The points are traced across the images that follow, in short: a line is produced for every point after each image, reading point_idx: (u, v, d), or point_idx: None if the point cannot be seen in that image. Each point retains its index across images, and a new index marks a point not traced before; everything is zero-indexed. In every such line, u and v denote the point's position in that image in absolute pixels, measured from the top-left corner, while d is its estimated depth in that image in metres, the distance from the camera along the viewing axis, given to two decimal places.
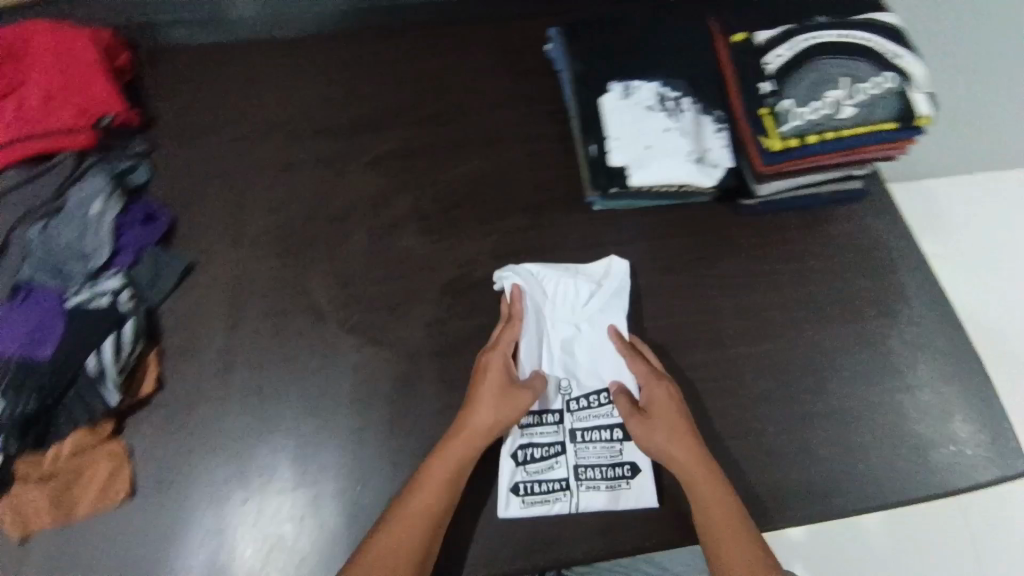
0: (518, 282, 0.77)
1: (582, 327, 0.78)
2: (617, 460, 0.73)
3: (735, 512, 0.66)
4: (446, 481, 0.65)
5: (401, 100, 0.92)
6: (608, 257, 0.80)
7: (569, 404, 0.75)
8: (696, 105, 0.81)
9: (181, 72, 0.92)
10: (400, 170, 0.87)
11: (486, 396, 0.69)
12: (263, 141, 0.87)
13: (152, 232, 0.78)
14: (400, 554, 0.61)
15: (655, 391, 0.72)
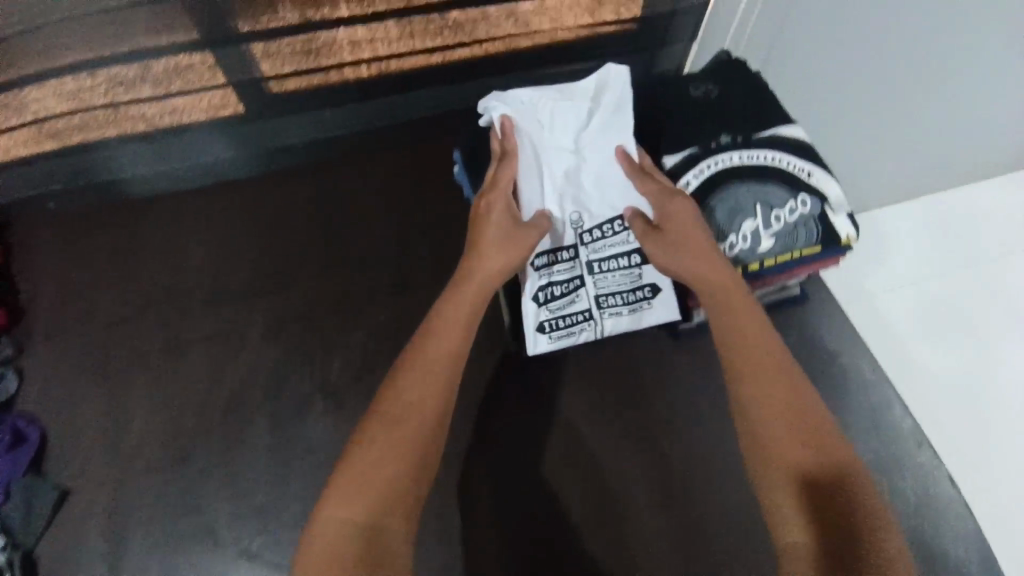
0: (507, 113, 0.67)
1: (582, 154, 0.69)
2: (638, 284, 0.68)
3: (781, 351, 0.55)
4: (460, 330, 0.58)
5: (299, 252, 0.84)
6: (603, 67, 0.69)
7: (583, 237, 0.69)
8: (613, 105, 0.69)
9: (52, 253, 0.84)
10: (301, 337, 0.78)
11: (489, 244, 0.62)
12: (148, 325, 0.79)
13: (18, 459, 0.69)
14: (388, 454, 0.50)
15: (672, 201, 0.63)
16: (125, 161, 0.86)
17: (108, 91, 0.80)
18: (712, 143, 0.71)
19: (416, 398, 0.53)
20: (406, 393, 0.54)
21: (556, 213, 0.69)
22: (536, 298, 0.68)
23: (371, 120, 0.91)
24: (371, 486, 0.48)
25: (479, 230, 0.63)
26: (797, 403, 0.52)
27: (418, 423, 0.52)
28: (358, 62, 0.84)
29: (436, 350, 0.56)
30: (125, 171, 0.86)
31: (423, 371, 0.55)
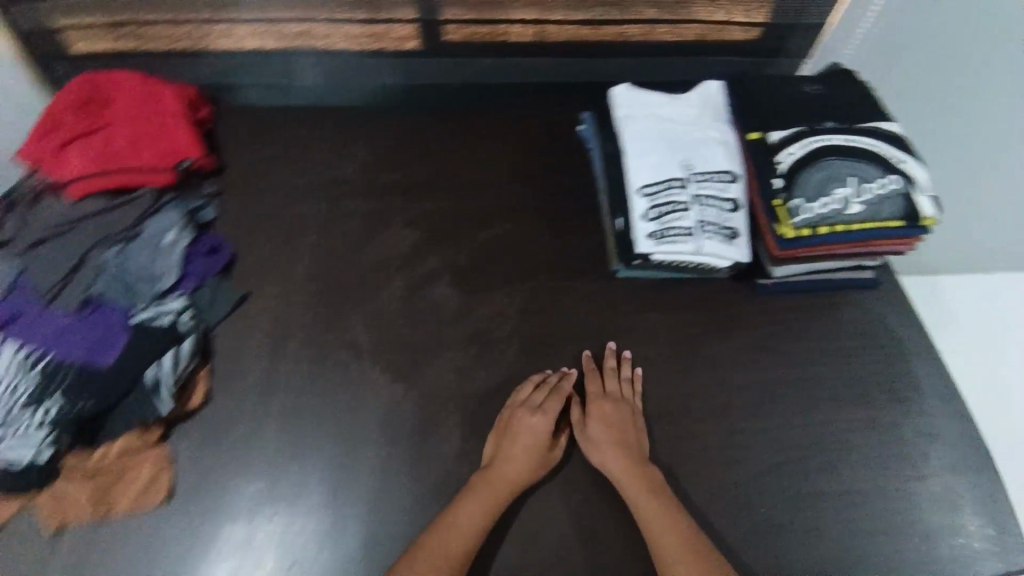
0: (628, 101, 0.94)
1: (689, 130, 0.91)
2: (728, 221, 0.85)
3: (678, 522, 0.70)
4: (489, 504, 0.70)
5: (443, 168, 1.01)
6: (703, 84, 0.96)
7: (691, 177, 0.87)
8: (714, 107, 0.94)
9: (252, 126, 1.04)
10: (439, 224, 0.94)
11: (522, 457, 0.73)
12: (321, 192, 0.97)
13: (214, 263, 0.86)
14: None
15: (620, 411, 0.78)
16: (311, 71, 1.07)
17: (332, 8, 1.00)
18: (817, 126, 0.85)
19: (448, 547, 0.66)
20: (439, 542, 0.67)
21: (667, 163, 0.88)
22: (647, 215, 0.84)
23: (518, 74, 1.08)
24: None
25: (511, 438, 0.74)
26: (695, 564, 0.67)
27: (458, 561, 0.66)
28: (518, 21, 1.02)
29: (473, 510, 0.69)
30: (308, 80, 1.07)
31: (459, 523, 0.68)
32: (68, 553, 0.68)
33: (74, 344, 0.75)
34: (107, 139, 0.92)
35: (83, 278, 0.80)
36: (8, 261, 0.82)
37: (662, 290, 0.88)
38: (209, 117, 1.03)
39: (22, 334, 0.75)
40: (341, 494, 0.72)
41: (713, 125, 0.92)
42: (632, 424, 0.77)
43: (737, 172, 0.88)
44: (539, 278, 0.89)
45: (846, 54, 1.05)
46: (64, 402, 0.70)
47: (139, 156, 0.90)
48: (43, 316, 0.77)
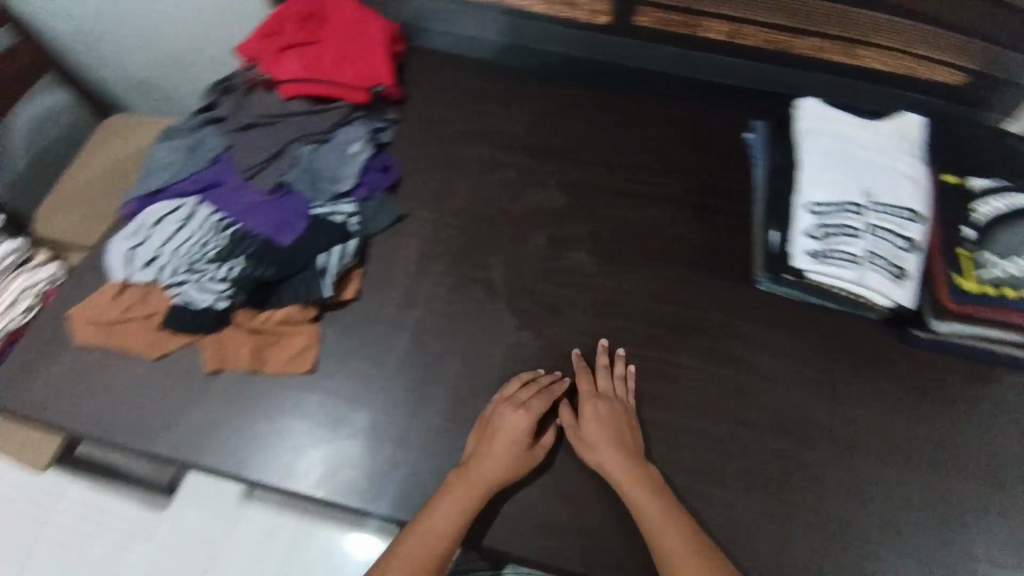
0: (817, 117, 0.93)
1: (877, 158, 0.88)
2: (901, 258, 0.81)
3: (679, 522, 0.69)
4: (464, 503, 0.68)
5: (601, 144, 1.03)
6: (902, 116, 0.93)
7: (870, 206, 0.84)
8: (909, 142, 0.91)
9: (435, 70, 1.12)
10: (587, 196, 0.97)
11: (501, 450, 0.71)
12: (484, 140, 1.03)
13: (385, 180, 0.94)
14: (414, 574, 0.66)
15: (613, 415, 0.75)
16: (495, 26, 1.11)
17: None
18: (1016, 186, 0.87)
19: (439, 534, 0.67)
20: (427, 527, 0.68)
21: (846, 186, 0.86)
22: (811, 233, 0.83)
23: (699, 69, 1.06)
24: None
25: (489, 429, 0.73)
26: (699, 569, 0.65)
27: (443, 553, 0.67)
28: (716, 15, 1.00)
29: (447, 512, 0.68)
30: (487, 34, 1.12)
31: (444, 512, 0.68)
32: (217, 393, 0.76)
33: (261, 219, 0.85)
34: (317, 50, 0.99)
35: (279, 166, 0.90)
36: (219, 136, 0.92)
37: (803, 312, 0.85)
38: (402, 54, 1.12)
39: (220, 201, 0.87)
40: (455, 413, 0.76)
41: (904, 159, 0.89)
42: (627, 426, 0.76)
43: (922, 212, 0.84)
44: (677, 269, 0.89)
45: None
46: (248, 266, 0.79)
47: (343, 72, 0.98)
48: (239, 190, 0.88)
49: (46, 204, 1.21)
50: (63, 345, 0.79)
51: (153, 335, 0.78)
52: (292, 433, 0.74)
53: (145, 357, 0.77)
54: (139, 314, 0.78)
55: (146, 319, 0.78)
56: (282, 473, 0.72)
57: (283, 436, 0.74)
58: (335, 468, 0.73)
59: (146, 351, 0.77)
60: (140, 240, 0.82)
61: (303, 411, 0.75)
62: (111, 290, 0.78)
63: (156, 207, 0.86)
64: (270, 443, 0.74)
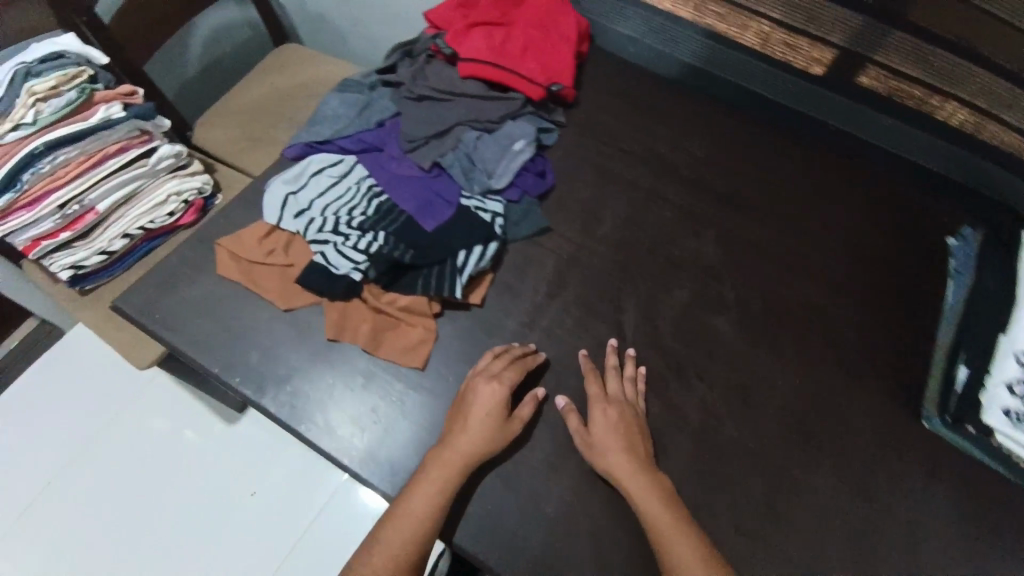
0: None
1: None
2: None
3: (690, 536, 0.63)
4: (446, 482, 0.65)
5: (775, 203, 0.92)
6: None
7: None
8: None
9: (613, 77, 1.05)
10: (747, 258, 0.87)
11: (478, 426, 0.68)
12: (648, 167, 0.95)
13: (539, 186, 0.89)
14: (400, 558, 0.64)
15: (613, 417, 0.70)
16: (692, 44, 1.00)
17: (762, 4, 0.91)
18: None
19: (417, 514, 0.64)
20: (409, 506, 0.65)
21: None
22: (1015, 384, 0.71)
23: (908, 149, 0.93)
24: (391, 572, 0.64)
25: (470, 403, 0.70)
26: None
27: (426, 534, 0.64)
28: (948, 96, 0.86)
29: (427, 492, 0.65)
30: (680, 51, 1.02)
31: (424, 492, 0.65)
32: (329, 360, 0.75)
33: (408, 196, 0.83)
34: (505, 35, 0.95)
35: (440, 145, 0.87)
36: (391, 101, 0.92)
37: (975, 467, 0.72)
38: (585, 53, 1.05)
39: (376, 167, 0.86)
40: (553, 455, 0.71)
41: None
42: (631, 430, 0.70)
43: None
44: (832, 371, 0.78)
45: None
46: (388, 244, 0.78)
47: (525, 62, 0.93)
48: (395, 161, 0.87)
49: (209, 116, 1.28)
50: (201, 268, 0.80)
51: (286, 285, 0.79)
52: (387, 416, 0.72)
53: (274, 304, 0.78)
54: (278, 260, 0.79)
55: (284, 268, 0.80)
56: (366, 460, 0.69)
57: (376, 417, 0.72)
58: None
59: (276, 298, 0.77)
60: (297, 187, 0.84)
61: (402, 403, 0.73)
62: (261, 231, 0.81)
63: (317, 157, 0.87)
64: (362, 425, 0.71)
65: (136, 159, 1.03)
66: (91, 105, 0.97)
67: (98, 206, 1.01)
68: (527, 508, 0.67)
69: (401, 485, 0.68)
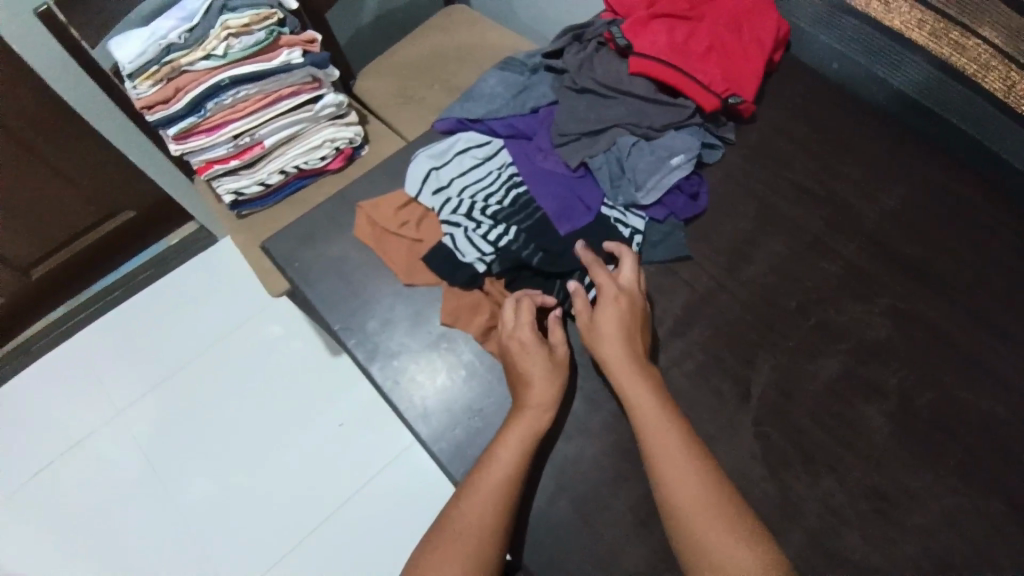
0: None
1: None
2: None
3: (682, 444, 0.60)
4: (531, 436, 0.66)
5: (975, 283, 0.76)
6: None
7: None
8: None
9: (801, 98, 0.91)
10: (922, 343, 0.73)
11: (540, 373, 0.68)
12: (820, 210, 0.82)
13: (688, 210, 0.81)
14: (489, 512, 0.61)
15: (605, 312, 0.68)
16: (918, 72, 0.84)
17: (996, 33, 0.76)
18: None
19: (499, 479, 0.63)
20: (491, 472, 0.63)
21: None
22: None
23: None
24: (474, 550, 0.59)
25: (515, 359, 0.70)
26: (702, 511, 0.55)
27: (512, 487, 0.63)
28: None
29: (511, 443, 0.65)
30: (896, 79, 0.86)
31: (504, 455, 0.64)
32: (437, 343, 0.76)
33: (548, 194, 0.79)
34: (690, 31, 0.86)
35: (592, 144, 0.82)
36: (551, 88, 0.88)
37: None
38: (776, 62, 0.93)
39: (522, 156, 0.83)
40: (640, 504, 0.66)
41: None
42: (620, 323, 0.68)
43: None
44: (1008, 507, 0.64)
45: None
46: (518, 242, 0.76)
47: (706, 68, 0.83)
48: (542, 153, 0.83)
49: (372, 68, 1.32)
50: (342, 228, 0.85)
51: (412, 260, 0.80)
52: (482, 415, 0.71)
53: (398, 276, 0.80)
54: (410, 234, 0.81)
55: (414, 242, 0.81)
56: (453, 453, 0.70)
57: (471, 414, 0.72)
58: None
59: (400, 271, 0.80)
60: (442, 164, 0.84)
61: (499, 407, 0.72)
62: (403, 200, 0.83)
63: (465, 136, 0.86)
64: (457, 417, 0.72)
65: (305, 104, 1.10)
66: (275, 46, 1.03)
67: (265, 140, 1.10)
68: (601, 551, 0.64)
69: None
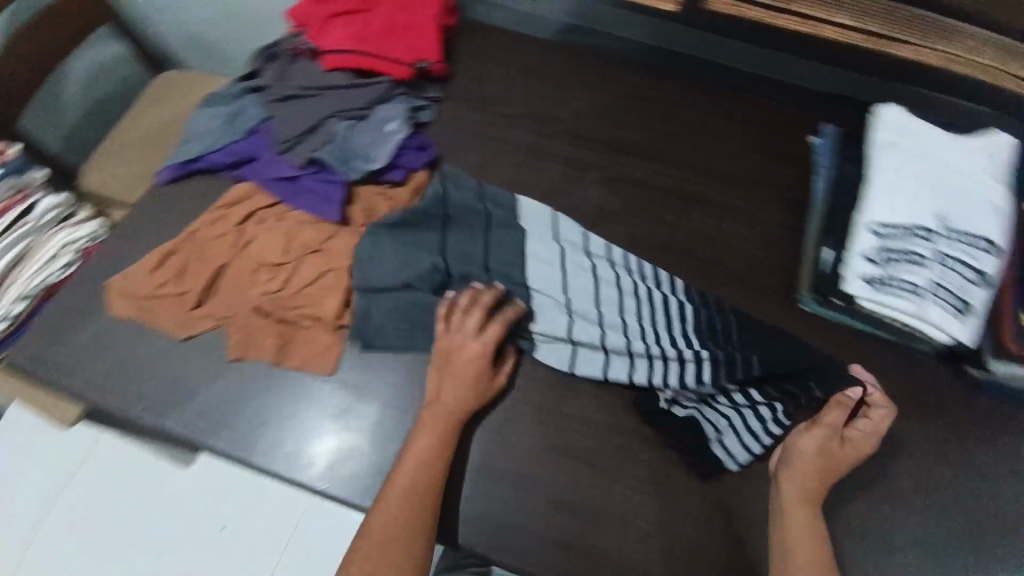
0: (894, 115, 0.83)
1: (953, 175, 0.79)
2: (966, 296, 0.73)
3: (815, 529, 0.66)
4: (441, 433, 0.70)
5: (650, 138, 0.97)
6: (994, 132, 0.82)
7: (946, 230, 0.75)
8: (995, 166, 0.80)
9: (481, 43, 1.05)
10: (629, 195, 0.92)
11: (458, 377, 0.72)
12: (526, 125, 0.97)
13: (421, 159, 0.90)
14: (411, 510, 0.66)
15: (831, 443, 0.70)
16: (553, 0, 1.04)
17: None
18: None
19: (415, 476, 0.67)
20: (406, 475, 0.67)
21: (918, 208, 0.76)
22: (871, 255, 0.75)
23: (761, 66, 0.98)
24: (397, 541, 0.65)
25: (449, 359, 0.74)
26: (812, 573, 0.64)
27: (430, 483, 0.67)
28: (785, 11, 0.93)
29: (423, 444, 0.69)
30: (542, 11, 1.05)
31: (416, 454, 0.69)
32: (233, 377, 0.76)
33: (300, 203, 0.84)
34: (364, 19, 0.95)
35: (314, 141, 0.86)
36: (259, 106, 0.91)
37: (850, 337, 0.79)
38: (454, 27, 1.05)
39: (486, 229, 0.81)
40: (466, 413, 0.75)
41: (992, 184, 0.78)
42: (846, 459, 0.70)
43: (1001, 242, 0.75)
44: (716, 283, 0.85)
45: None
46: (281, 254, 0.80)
47: (388, 45, 0.93)
48: (506, 217, 0.83)
49: (94, 159, 1.24)
50: (96, 312, 0.80)
51: (185, 315, 0.79)
52: (306, 415, 0.74)
53: (173, 334, 0.78)
54: (172, 290, 0.79)
55: (180, 297, 0.79)
56: (290, 460, 0.72)
57: (296, 418, 0.74)
58: (343, 458, 0.72)
59: (176, 329, 0.78)
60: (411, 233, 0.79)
61: (320, 399, 0.75)
62: (153, 262, 0.81)
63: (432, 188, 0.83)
64: (286, 430, 0.73)
65: (17, 219, 1.01)
66: None
67: None
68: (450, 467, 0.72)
69: (331, 468, 0.71)
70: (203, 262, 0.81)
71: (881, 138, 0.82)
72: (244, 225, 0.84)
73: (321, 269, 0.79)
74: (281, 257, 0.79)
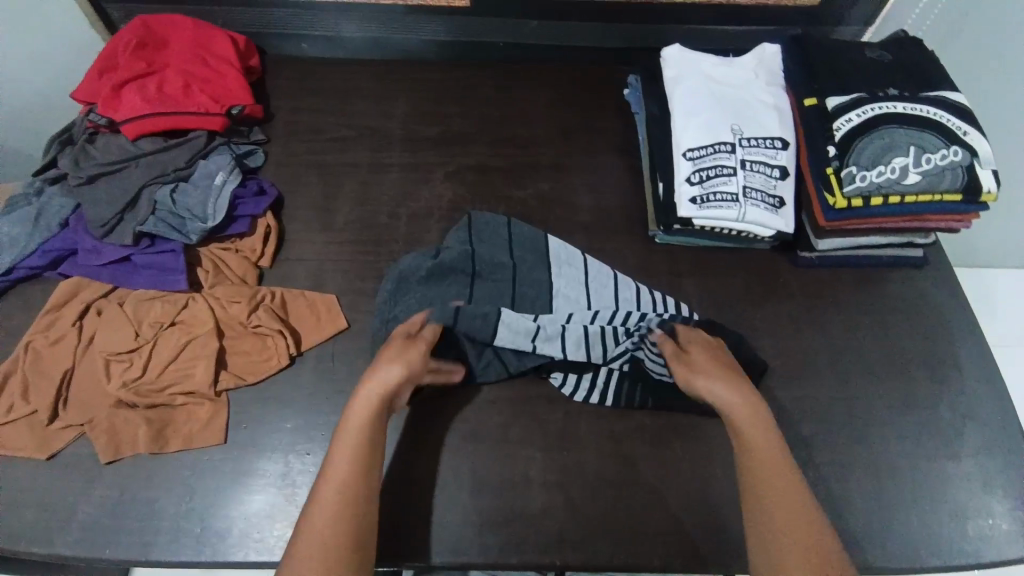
0: (678, 54, 0.93)
1: (738, 92, 0.89)
2: (771, 192, 0.83)
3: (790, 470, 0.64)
4: (366, 443, 0.62)
5: (484, 124, 1.01)
6: (762, 46, 0.93)
7: (741, 141, 0.85)
8: (771, 76, 0.91)
9: (298, 77, 1.05)
10: (478, 182, 0.95)
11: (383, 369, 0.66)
12: (363, 142, 0.98)
13: (262, 202, 0.87)
14: (341, 549, 0.57)
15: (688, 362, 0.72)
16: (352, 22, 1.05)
17: None
18: (880, 92, 0.82)
19: (347, 479, 0.60)
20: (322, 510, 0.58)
21: (717, 128, 0.85)
22: (690, 178, 0.83)
23: (561, 37, 1.06)
24: (332, 566, 0.56)
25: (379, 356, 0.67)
26: (785, 517, 0.61)
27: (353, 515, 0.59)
28: None
29: (347, 466, 0.61)
30: (346, 30, 1.06)
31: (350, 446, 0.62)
32: (114, 481, 0.70)
33: (144, 282, 0.80)
34: (157, 78, 0.90)
35: (136, 214, 0.81)
36: (64, 195, 0.84)
37: (696, 256, 0.90)
38: (259, 66, 1.03)
39: (513, 284, 0.81)
40: None
41: (772, 91, 0.90)
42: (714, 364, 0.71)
43: (791, 140, 0.86)
44: (575, 240, 0.91)
45: (911, 21, 1.01)
46: (134, 339, 0.75)
47: (191, 97, 0.89)
48: (530, 264, 0.83)
49: None
50: None
51: (41, 433, 0.71)
52: (207, 491, 0.70)
53: (35, 458, 0.71)
54: (21, 411, 0.71)
55: (31, 416, 0.72)
56: (201, 541, 0.67)
57: (196, 497, 0.69)
58: (256, 523, 0.68)
59: (34, 451, 0.70)
60: (436, 286, 0.79)
61: (220, 472, 0.71)
62: None
63: (460, 239, 0.84)
64: (189, 511, 0.69)
65: None
66: None
67: None
68: None
69: (246, 535, 0.68)
70: (44, 372, 0.74)
71: (672, 76, 0.92)
72: (82, 319, 0.77)
73: (182, 342, 0.75)
74: (132, 341, 0.74)
